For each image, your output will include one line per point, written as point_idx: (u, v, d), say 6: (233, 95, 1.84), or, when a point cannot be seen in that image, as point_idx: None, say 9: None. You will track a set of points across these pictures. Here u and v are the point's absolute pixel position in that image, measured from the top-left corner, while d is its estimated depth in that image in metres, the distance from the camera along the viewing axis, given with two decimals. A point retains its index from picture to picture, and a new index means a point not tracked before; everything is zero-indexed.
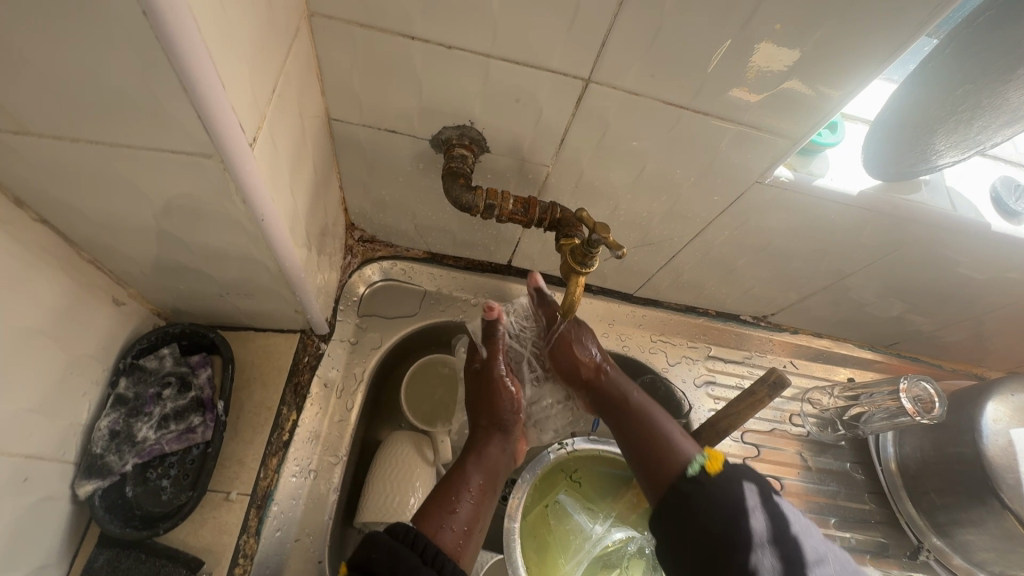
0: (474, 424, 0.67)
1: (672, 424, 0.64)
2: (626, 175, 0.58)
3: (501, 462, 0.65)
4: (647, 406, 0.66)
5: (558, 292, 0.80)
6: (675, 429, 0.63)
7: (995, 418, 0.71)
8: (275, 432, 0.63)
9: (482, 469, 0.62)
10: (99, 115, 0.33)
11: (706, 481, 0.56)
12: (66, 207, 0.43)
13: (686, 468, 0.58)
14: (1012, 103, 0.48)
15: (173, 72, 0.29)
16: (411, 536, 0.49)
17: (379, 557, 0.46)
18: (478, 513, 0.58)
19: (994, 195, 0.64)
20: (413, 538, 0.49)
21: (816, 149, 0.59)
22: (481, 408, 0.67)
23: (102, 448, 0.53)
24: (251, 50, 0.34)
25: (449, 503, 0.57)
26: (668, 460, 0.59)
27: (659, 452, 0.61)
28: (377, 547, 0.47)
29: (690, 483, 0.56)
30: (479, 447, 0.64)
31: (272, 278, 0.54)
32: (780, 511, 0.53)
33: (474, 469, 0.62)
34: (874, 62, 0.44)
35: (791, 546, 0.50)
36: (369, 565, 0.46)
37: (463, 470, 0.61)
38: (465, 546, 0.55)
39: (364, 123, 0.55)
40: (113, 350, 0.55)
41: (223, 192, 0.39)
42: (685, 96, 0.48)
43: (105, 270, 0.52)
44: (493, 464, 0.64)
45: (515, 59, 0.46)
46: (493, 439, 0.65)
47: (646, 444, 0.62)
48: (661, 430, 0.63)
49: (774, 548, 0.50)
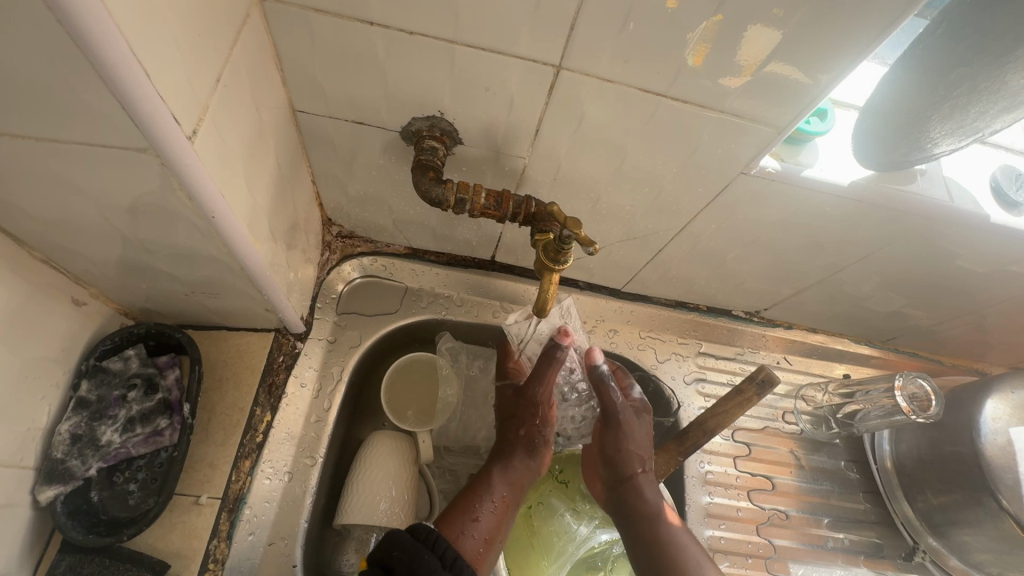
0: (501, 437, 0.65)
1: (697, 551, 0.59)
2: (606, 166, 0.56)
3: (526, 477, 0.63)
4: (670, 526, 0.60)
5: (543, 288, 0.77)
6: (702, 559, 0.58)
7: (994, 417, 0.68)
8: (248, 434, 0.61)
9: (508, 481, 0.61)
10: (22, 107, 0.31)
11: None
12: (10, 206, 0.41)
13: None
14: (1012, 86, 0.45)
15: (85, 56, 0.27)
16: (433, 538, 0.45)
17: (400, 555, 0.43)
18: (497, 529, 0.57)
19: (994, 184, 0.61)
20: (434, 541, 0.45)
21: (804, 138, 0.56)
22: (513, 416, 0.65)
23: (63, 453, 0.51)
24: (184, 35, 0.32)
25: (470, 511, 0.56)
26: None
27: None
28: (399, 546, 0.44)
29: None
30: (506, 456, 0.63)
31: (237, 277, 0.52)
32: None
33: (499, 480, 0.60)
34: (859, 43, 0.41)
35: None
36: (388, 562, 0.43)
37: (488, 478, 0.60)
38: (484, 554, 0.55)
39: (330, 114, 0.53)
40: (74, 352, 0.54)
41: (167, 187, 0.37)
42: (661, 83, 0.46)
43: (61, 269, 0.50)
44: (519, 475, 0.62)
45: (480, 45, 0.44)
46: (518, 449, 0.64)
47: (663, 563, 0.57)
48: (682, 553, 0.58)
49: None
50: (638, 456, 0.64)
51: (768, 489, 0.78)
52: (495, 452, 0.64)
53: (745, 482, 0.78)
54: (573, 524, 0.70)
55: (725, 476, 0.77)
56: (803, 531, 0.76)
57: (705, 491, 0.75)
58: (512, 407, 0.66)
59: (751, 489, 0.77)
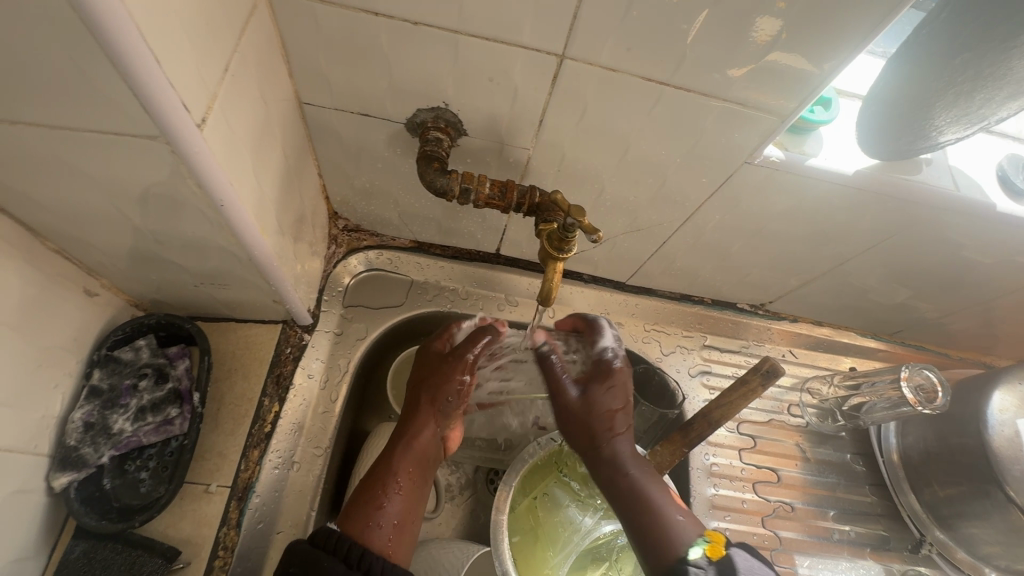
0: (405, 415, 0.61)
1: (676, 504, 0.54)
2: (610, 157, 0.56)
3: (431, 453, 0.60)
4: (650, 482, 0.56)
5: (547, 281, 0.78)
6: (681, 512, 0.53)
7: (1001, 408, 0.67)
8: (257, 423, 0.62)
9: (413, 458, 0.58)
10: (36, 95, 0.32)
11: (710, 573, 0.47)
12: (25, 197, 0.42)
13: (684, 553, 0.49)
14: (1016, 74, 0.45)
15: (99, 44, 0.28)
16: (334, 542, 0.46)
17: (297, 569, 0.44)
18: (408, 508, 0.55)
19: (1000, 173, 0.61)
20: (336, 544, 0.46)
21: (808, 127, 0.56)
22: (426, 395, 0.62)
23: (76, 440, 0.52)
24: (195, 24, 0.33)
25: (376, 498, 0.53)
26: (665, 543, 0.50)
27: (657, 533, 0.51)
28: (299, 555, 0.45)
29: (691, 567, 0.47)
30: (411, 432, 0.59)
31: (245, 268, 0.53)
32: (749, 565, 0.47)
33: (403, 458, 0.57)
34: (867, 27, 0.41)
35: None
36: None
37: (390, 462, 0.57)
38: (396, 541, 0.52)
39: (336, 106, 0.53)
40: (87, 341, 0.55)
41: (176, 176, 0.38)
42: (665, 72, 0.46)
43: (74, 260, 0.51)
44: (425, 453, 0.59)
45: (484, 35, 0.44)
46: (428, 425, 0.60)
47: (642, 516, 0.53)
48: (660, 506, 0.53)
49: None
50: (606, 415, 0.59)
51: (774, 481, 0.78)
52: (396, 435, 0.60)
53: (751, 474, 0.78)
54: (578, 516, 0.71)
55: (730, 468, 0.77)
56: (809, 523, 0.76)
57: (710, 483, 0.75)
58: (421, 385, 0.62)
59: (756, 481, 0.77)
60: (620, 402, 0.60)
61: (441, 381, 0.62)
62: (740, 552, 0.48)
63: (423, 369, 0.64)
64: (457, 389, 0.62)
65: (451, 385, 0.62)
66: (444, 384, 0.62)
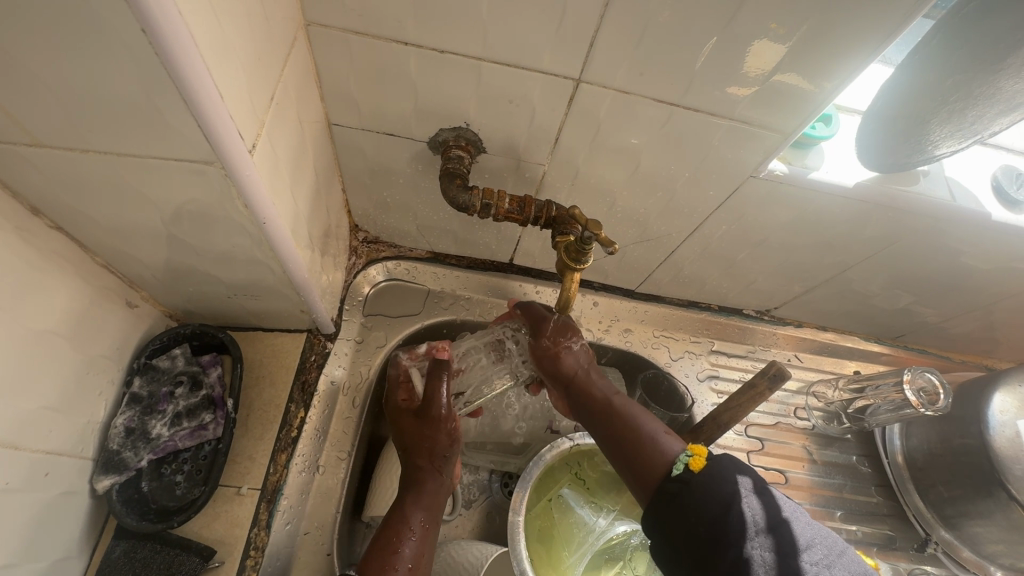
0: (408, 462, 0.61)
1: (654, 422, 0.58)
2: (621, 172, 0.59)
3: (441, 496, 0.60)
4: (627, 407, 0.61)
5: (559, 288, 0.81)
6: (660, 429, 0.57)
7: (1002, 409, 0.69)
8: (284, 428, 0.65)
9: (424, 507, 0.58)
10: (105, 124, 0.35)
11: (691, 479, 0.49)
12: (81, 215, 0.46)
13: (670, 467, 0.52)
14: (1005, 92, 0.48)
15: (174, 84, 0.31)
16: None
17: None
18: (423, 554, 0.55)
19: (995, 183, 0.64)
20: None
21: (810, 142, 0.59)
22: (414, 443, 0.61)
23: (118, 444, 0.55)
24: (248, 61, 0.36)
25: (392, 545, 0.54)
26: (651, 462, 0.54)
27: (643, 455, 0.55)
28: None
29: (675, 483, 0.50)
30: (413, 485, 0.60)
31: (277, 279, 0.56)
32: (755, 483, 0.48)
33: (412, 507, 0.58)
34: (867, 51, 0.44)
35: (789, 532, 0.44)
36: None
37: (403, 512, 0.57)
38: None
39: (363, 126, 0.56)
40: (127, 350, 0.58)
41: (225, 196, 0.41)
42: (675, 93, 0.49)
43: (118, 274, 0.54)
44: (434, 499, 0.59)
45: (507, 61, 0.47)
46: (430, 474, 0.60)
47: (627, 443, 0.57)
48: (641, 429, 0.57)
49: (769, 538, 0.44)
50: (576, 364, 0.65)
51: (782, 482, 0.80)
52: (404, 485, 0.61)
53: (759, 476, 0.80)
54: (592, 517, 0.73)
55: None
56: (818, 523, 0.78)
57: None
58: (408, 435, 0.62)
59: (766, 483, 0.79)
60: (585, 357, 0.67)
61: (426, 423, 0.61)
62: (740, 465, 0.50)
63: (411, 425, 0.62)
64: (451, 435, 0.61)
65: (439, 426, 0.61)
66: (430, 431, 0.61)
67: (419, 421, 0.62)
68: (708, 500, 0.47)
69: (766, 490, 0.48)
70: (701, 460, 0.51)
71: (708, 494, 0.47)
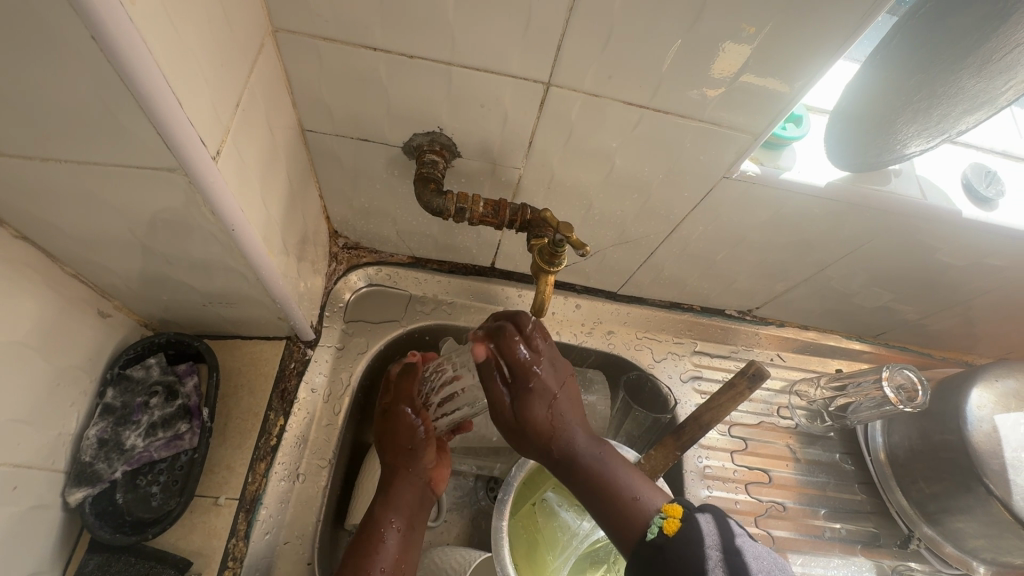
0: (381, 463, 0.62)
1: (630, 473, 0.55)
2: (596, 175, 0.59)
3: (418, 497, 0.60)
4: (604, 460, 0.55)
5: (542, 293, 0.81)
6: (637, 483, 0.54)
7: (979, 404, 0.70)
8: (263, 437, 0.64)
9: (397, 510, 0.58)
10: (64, 132, 0.35)
11: (667, 544, 0.48)
12: (47, 224, 0.45)
13: (646, 528, 0.50)
14: (968, 91, 0.49)
15: (130, 92, 0.31)
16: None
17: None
18: (398, 557, 0.55)
19: (965, 182, 0.65)
20: None
21: (781, 142, 0.60)
22: (388, 450, 0.62)
23: (91, 456, 0.55)
24: (207, 67, 0.36)
25: (369, 550, 0.54)
26: (630, 518, 0.51)
27: (623, 515, 0.52)
28: None
29: (650, 548, 0.49)
30: (385, 491, 0.60)
31: (251, 286, 0.55)
32: (720, 541, 0.48)
33: (385, 510, 0.58)
34: (829, 50, 0.45)
35: None
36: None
37: (375, 513, 0.58)
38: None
39: (337, 132, 0.56)
40: (99, 361, 0.57)
41: (191, 202, 0.41)
42: (644, 95, 0.49)
43: (90, 283, 0.54)
44: (406, 500, 0.59)
45: (477, 66, 0.48)
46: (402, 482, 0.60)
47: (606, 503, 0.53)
48: (619, 488, 0.54)
49: None
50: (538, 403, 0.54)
51: (766, 481, 0.80)
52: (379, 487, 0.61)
53: (743, 476, 0.80)
54: (576, 520, 0.72)
55: (722, 470, 0.79)
56: (802, 522, 0.78)
57: (703, 485, 0.77)
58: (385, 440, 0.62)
59: (750, 483, 0.80)
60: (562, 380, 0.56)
61: (397, 430, 0.61)
62: (701, 519, 0.50)
63: (382, 430, 0.62)
64: (415, 437, 0.61)
65: (407, 429, 0.61)
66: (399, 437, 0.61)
67: (390, 427, 0.61)
68: (678, 567, 0.46)
69: (727, 543, 0.48)
70: (676, 525, 0.49)
71: (680, 561, 0.47)
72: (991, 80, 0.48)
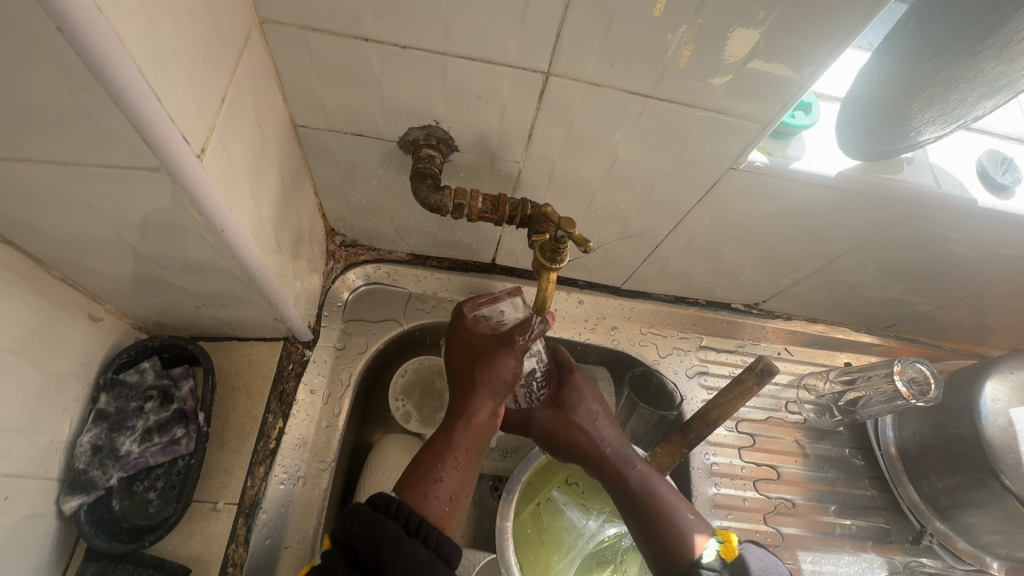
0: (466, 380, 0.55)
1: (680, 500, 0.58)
2: (599, 167, 0.57)
3: (488, 427, 0.55)
4: (653, 480, 0.58)
5: (528, 285, 0.79)
6: (682, 505, 0.57)
7: (994, 398, 0.68)
8: (261, 441, 0.63)
9: (469, 435, 0.53)
10: (39, 131, 0.33)
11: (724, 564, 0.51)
12: (31, 227, 0.44)
13: (698, 554, 0.53)
14: (986, 75, 0.47)
15: (105, 89, 0.30)
16: (393, 507, 0.44)
17: (361, 531, 0.42)
18: (464, 482, 0.51)
19: (981, 169, 0.62)
20: (396, 509, 0.44)
21: (790, 131, 0.58)
22: (475, 370, 0.55)
23: (85, 463, 0.54)
24: (186, 60, 0.34)
25: (432, 470, 0.50)
26: (677, 544, 0.54)
27: (671, 543, 0.54)
28: (357, 522, 0.43)
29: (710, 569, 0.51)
30: (462, 402, 0.54)
31: (245, 288, 0.54)
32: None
33: (458, 435, 0.52)
34: (843, 32, 0.42)
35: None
36: (351, 541, 0.42)
37: (445, 434, 0.53)
38: (451, 514, 0.49)
39: (330, 127, 0.54)
40: (91, 365, 0.56)
41: (177, 203, 0.39)
42: (647, 84, 0.47)
43: (79, 287, 0.53)
44: (479, 428, 0.54)
45: (473, 56, 0.46)
46: (480, 400, 0.54)
47: (656, 528, 0.56)
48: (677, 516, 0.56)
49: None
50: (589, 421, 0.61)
51: (774, 478, 0.79)
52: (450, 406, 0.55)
53: (751, 472, 0.78)
54: (582, 519, 0.70)
55: (730, 467, 0.78)
56: (812, 519, 0.77)
57: (711, 482, 0.76)
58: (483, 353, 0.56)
59: (757, 479, 0.78)
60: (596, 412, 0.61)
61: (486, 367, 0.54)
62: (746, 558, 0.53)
63: (466, 350, 0.58)
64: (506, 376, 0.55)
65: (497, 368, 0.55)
66: (497, 368, 0.55)
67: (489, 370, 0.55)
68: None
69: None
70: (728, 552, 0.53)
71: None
72: (1011, 63, 0.46)
